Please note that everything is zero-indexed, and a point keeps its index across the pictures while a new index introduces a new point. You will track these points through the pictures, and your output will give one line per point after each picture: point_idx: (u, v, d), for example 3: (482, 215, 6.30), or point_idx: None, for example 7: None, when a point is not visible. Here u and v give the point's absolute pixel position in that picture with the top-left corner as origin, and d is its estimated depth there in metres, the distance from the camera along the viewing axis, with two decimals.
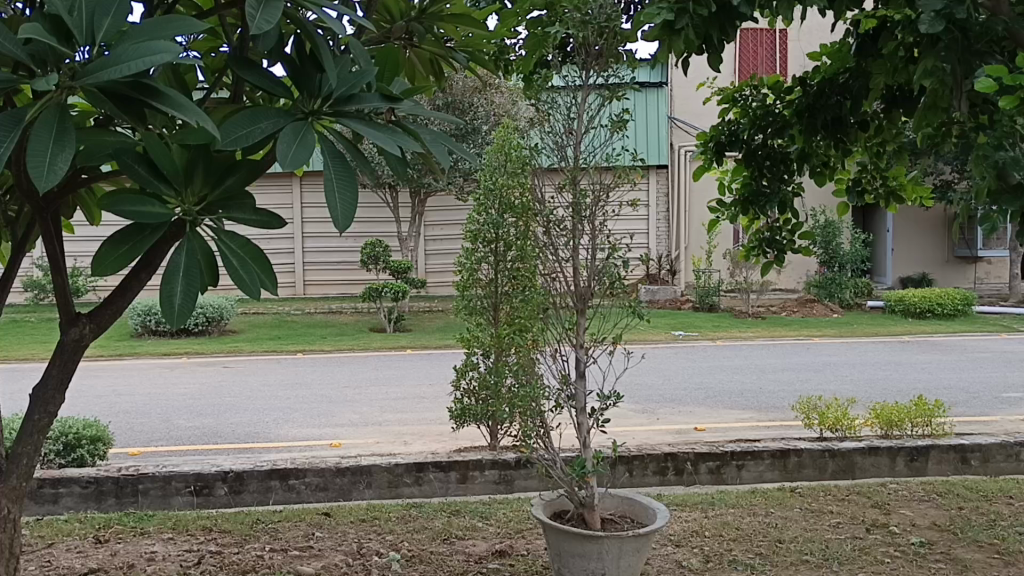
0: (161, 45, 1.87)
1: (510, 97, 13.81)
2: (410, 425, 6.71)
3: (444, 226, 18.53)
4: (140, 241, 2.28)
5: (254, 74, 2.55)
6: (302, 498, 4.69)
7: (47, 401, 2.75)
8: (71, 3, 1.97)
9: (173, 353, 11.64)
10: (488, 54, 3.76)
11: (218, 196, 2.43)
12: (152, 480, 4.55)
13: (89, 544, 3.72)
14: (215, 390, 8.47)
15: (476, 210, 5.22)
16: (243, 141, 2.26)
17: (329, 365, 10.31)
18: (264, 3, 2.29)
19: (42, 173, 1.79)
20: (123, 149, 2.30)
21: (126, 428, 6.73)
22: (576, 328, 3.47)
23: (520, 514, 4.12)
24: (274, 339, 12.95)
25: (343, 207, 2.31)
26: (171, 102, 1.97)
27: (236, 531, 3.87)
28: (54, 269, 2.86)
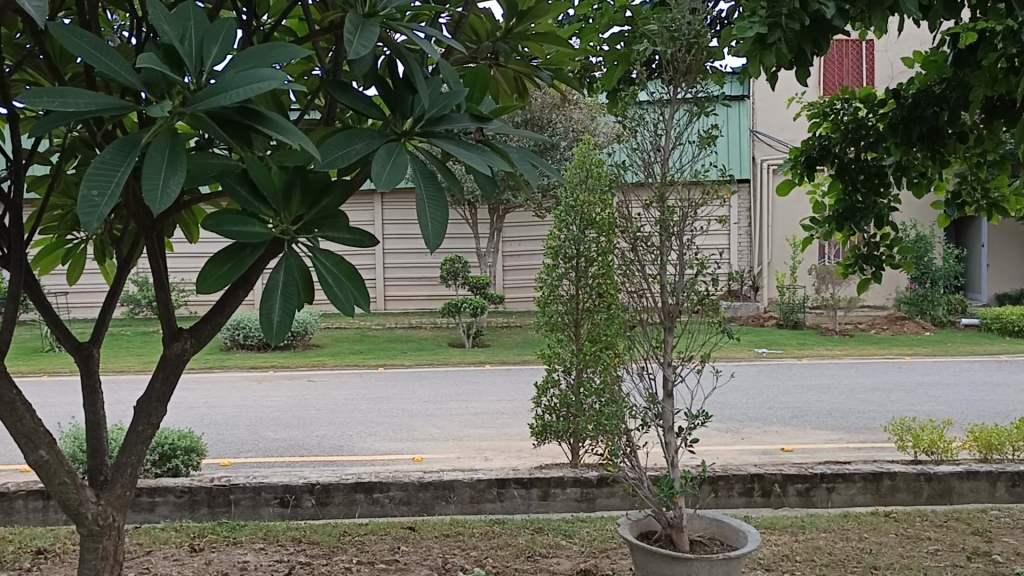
0: (269, 72, 1.94)
1: (589, 113, 13.86)
2: (491, 440, 6.75)
3: (521, 242, 18.62)
4: (243, 258, 2.39)
5: (347, 94, 2.61)
6: (386, 512, 4.75)
7: (152, 412, 2.86)
8: (181, 32, 2.07)
9: (260, 367, 11.96)
10: (572, 73, 3.78)
11: (314, 216, 2.50)
12: (243, 490, 4.67)
13: (184, 552, 3.84)
14: (301, 404, 8.66)
15: (557, 226, 5.24)
16: (339, 163, 2.32)
17: (410, 379, 10.45)
18: (360, 29, 2.36)
19: (156, 196, 1.86)
20: (226, 170, 2.37)
21: (218, 439, 6.93)
22: (664, 345, 3.43)
23: (605, 533, 4.09)
24: (356, 354, 13.20)
25: (434, 225, 2.33)
26: (276, 126, 2.05)
27: (324, 543, 3.94)
28: (159, 285, 2.98)
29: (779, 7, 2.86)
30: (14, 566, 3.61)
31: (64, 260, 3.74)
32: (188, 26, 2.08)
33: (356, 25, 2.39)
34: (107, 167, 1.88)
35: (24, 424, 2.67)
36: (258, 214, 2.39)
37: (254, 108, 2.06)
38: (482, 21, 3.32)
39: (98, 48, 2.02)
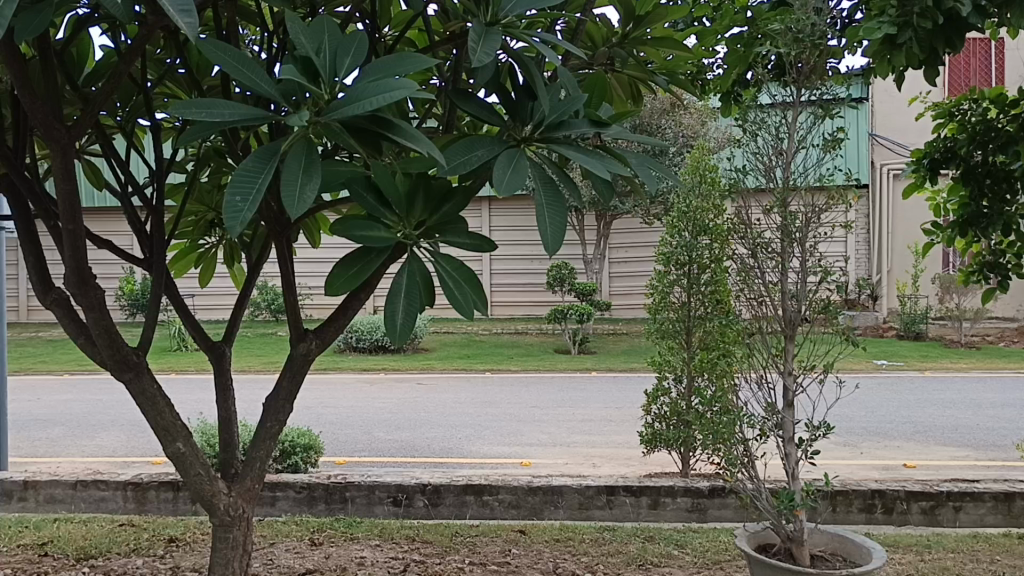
0: (399, 81, 1.99)
1: (699, 117, 13.66)
2: (599, 447, 6.73)
3: (627, 249, 18.50)
4: (369, 261, 2.48)
5: (471, 102, 2.65)
6: (496, 515, 4.80)
7: (279, 410, 2.99)
8: (318, 45, 2.16)
9: (371, 369, 12.29)
10: (688, 77, 3.74)
11: (436, 221, 2.55)
12: (358, 488, 4.80)
13: (305, 545, 3.98)
14: (411, 406, 8.85)
15: (668, 232, 5.25)
16: (461, 168, 2.35)
17: (517, 385, 10.53)
18: (483, 37, 2.41)
19: (293, 201, 1.95)
20: (355, 177, 2.44)
21: (333, 438, 7.16)
22: (784, 354, 3.35)
23: (718, 544, 4.02)
24: (464, 358, 13.38)
25: (552, 229, 2.35)
26: (405, 134, 2.11)
27: (437, 542, 4.01)
28: (286, 287, 3.10)
29: (911, 6, 2.75)
30: (149, 552, 3.82)
31: (195, 263, 3.95)
32: (324, 39, 2.18)
33: (480, 34, 2.44)
34: (248, 174, 1.98)
35: (164, 419, 2.83)
36: (383, 219, 2.47)
37: (383, 117, 2.12)
38: (599, 28, 3.29)
39: (240, 61, 2.12)
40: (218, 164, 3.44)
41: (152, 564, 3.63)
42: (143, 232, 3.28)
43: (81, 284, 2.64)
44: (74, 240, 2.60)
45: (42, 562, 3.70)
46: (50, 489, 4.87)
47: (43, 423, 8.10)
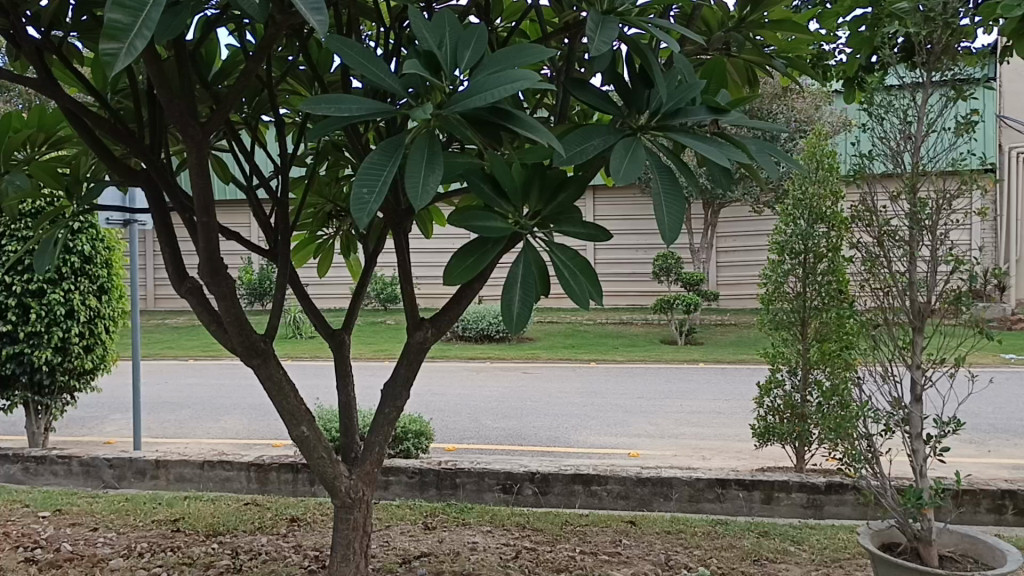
0: (521, 72, 2.01)
1: (813, 102, 13.36)
2: (709, 439, 6.63)
3: (734, 238, 18.13)
4: (486, 251, 2.52)
5: (586, 91, 2.64)
6: (605, 505, 4.79)
7: (397, 396, 3.07)
8: (439, 39, 2.18)
9: (478, 358, 12.45)
10: (807, 61, 3.62)
11: (551, 211, 2.55)
12: (468, 474, 4.87)
13: (419, 529, 4.08)
14: (517, 395, 8.93)
15: (782, 221, 5.15)
16: (578, 158, 2.34)
17: (623, 375, 10.48)
18: (600, 26, 2.39)
19: (417, 193, 1.99)
20: (472, 168, 2.47)
21: (442, 425, 7.30)
22: (912, 347, 3.21)
23: (837, 542, 3.90)
24: (569, 348, 13.39)
25: (670, 220, 2.32)
26: (524, 124, 2.11)
27: (547, 530, 4.04)
28: (402, 276, 3.16)
29: None
30: (273, 530, 3.99)
31: (314, 254, 4.10)
32: (444, 32, 2.20)
33: (597, 23, 2.43)
34: (375, 167, 2.03)
35: (289, 404, 2.94)
36: (500, 210, 2.49)
37: (503, 108, 2.14)
38: (715, 12, 3.23)
39: (363, 55, 2.15)
40: (336, 157, 3.54)
41: (276, 543, 3.78)
42: (268, 224, 3.41)
43: (214, 273, 2.77)
44: (207, 232, 2.73)
45: (176, 537, 3.91)
46: (180, 468, 5.13)
47: (171, 405, 8.56)
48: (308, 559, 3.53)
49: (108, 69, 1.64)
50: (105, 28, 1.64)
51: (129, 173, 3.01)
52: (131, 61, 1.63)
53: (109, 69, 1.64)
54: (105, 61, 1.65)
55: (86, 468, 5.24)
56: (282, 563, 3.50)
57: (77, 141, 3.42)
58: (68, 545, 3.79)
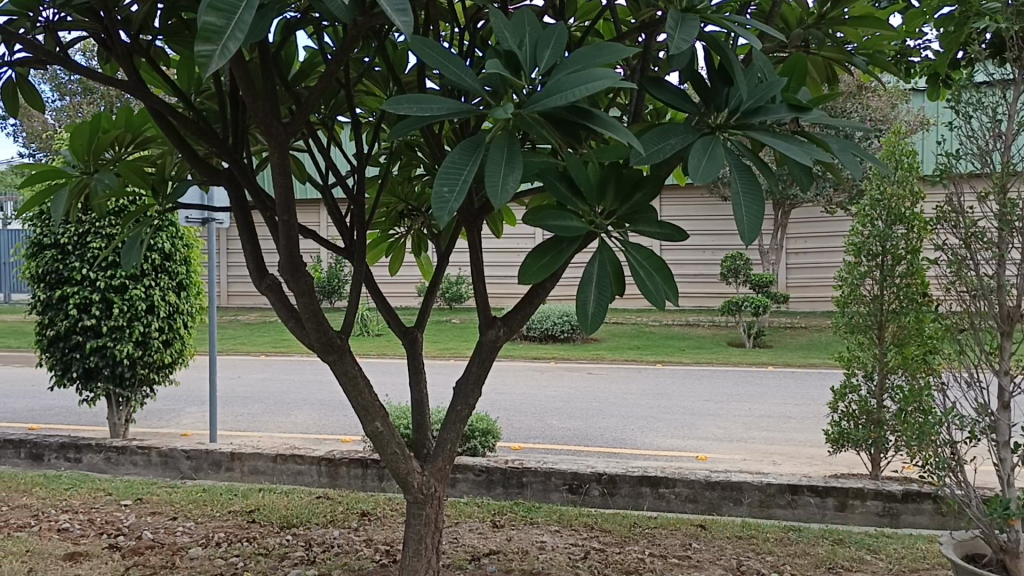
0: (602, 71, 2.00)
1: (889, 100, 13.02)
2: (779, 443, 6.52)
3: (804, 240, 17.79)
4: (560, 250, 2.51)
5: (662, 89, 2.61)
6: (673, 508, 4.75)
7: (469, 393, 3.09)
8: (520, 38, 2.19)
9: (542, 358, 12.46)
10: (889, 58, 3.53)
11: (627, 211, 2.52)
12: (535, 474, 4.88)
13: (487, 527, 4.10)
14: (582, 395, 8.91)
15: (859, 222, 5.07)
16: (656, 157, 2.32)
17: (689, 377, 10.37)
18: (680, 23, 2.37)
19: (497, 192, 2.01)
20: (548, 168, 2.47)
21: (508, 424, 7.33)
22: (999, 352, 3.16)
23: (916, 551, 3.80)
24: (634, 349, 13.31)
25: (749, 219, 2.29)
26: (605, 123, 2.11)
27: (616, 531, 4.03)
28: (475, 275, 3.18)
29: None
30: (344, 524, 4.05)
31: (387, 253, 4.18)
32: (525, 32, 2.21)
33: (676, 20, 2.41)
34: (455, 166, 2.05)
35: (364, 399, 2.99)
36: (576, 210, 2.48)
37: (582, 107, 2.13)
38: (793, 10, 3.19)
39: (444, 55, 2.17)
40: (410, 156, 3.57)
41: (347, 536, 3.84)
42: (343, 223, 3.47)
43: (294, 270, 2.83)
44: (288, 230, 2.79)
45: (251, 527, 4.00)
46: (254, 461, 5.25)
47: (244, 400, 8.77)
48: (379, 553, 3.58)
49: (202, 70, 1.68)
50: (200, 31, 1.68)
51: (212, 172, 3.10)
52: (224, 63, 1.67)
53: (203, 69, 1.68)
54: (199, 63, 1.69)
55: (164, 459, 5.40)
56: (354, 556, 3.55)
57: (161, 141, 3.53)
58: (149, 533, 3.91)
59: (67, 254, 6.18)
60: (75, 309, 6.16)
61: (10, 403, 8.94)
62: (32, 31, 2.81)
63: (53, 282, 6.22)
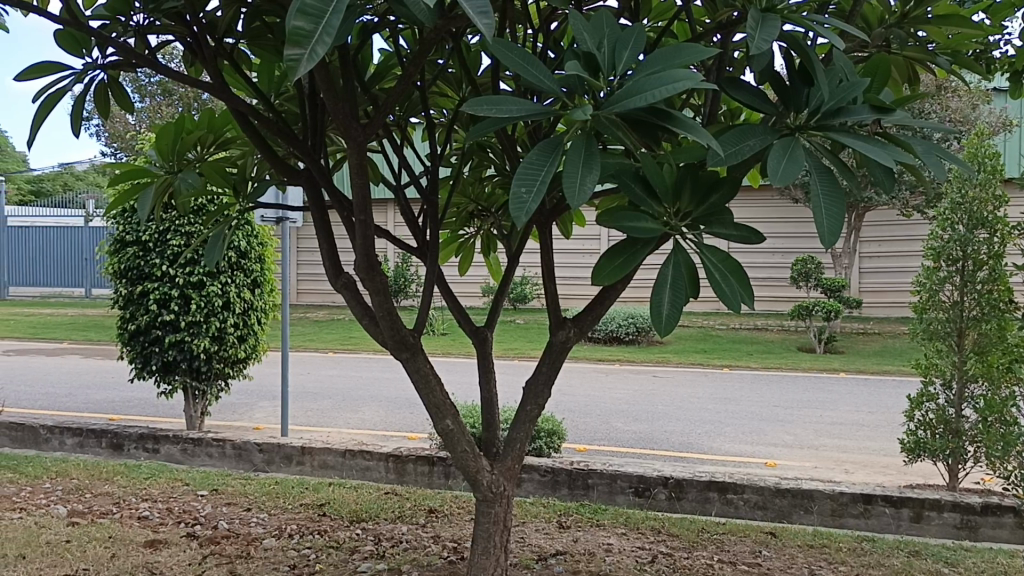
0: (682, 73, 1.99)
1: (970, 101, 12.59)
2: (851, 452, 6.38)
3: (878, 243, 17.36)
4: (634, 252, 2.49)
5: (739, 90, 2.57)
6: (741, 514, 4.69)
7: (539, 393, 3.10)
8: (599, 40, 2.19)
9: (607, 359, 12.41)
10: (972, 57, 3.42)
11: (702, 212, 2.50)
12: (600, 476, 4.88)
13: (554, 527, 4.11)
14: (648, 398, 8.85)
15: (939, 226, 4.96)
16: (734, 158, 2.30)
17: (758, 382, 10.22)
18: (762, 23, 2.34)
19: (575, 192, 2.01)
20: (623, 169, 2.47)
21: (573, 425, 7.33)
22: None
23: (997, 566, 3.68)
24: (701, 353, 13.15)
25: (829, 224, 2.24)
26: (684, 125, 2.10)
27: (683, 536, 3.99)
28: (546, 275, 3.18)
29: None
30: (412, 520, 4.10)
31: (456, 253, 4.18)
32: (604, 34, 2.20)
33: (757, 20, 2.38)
34: (534, 167, 2.06)
35: (435, 397, 3.02)
36: (650, 211, 2.47)
37: (662, 108, 2.13)
38: (874, 8, 3.13)
39: (523, 57, 2.17)
40: (482, 158, 3.59)
41: (416, 532, 3.89)
42: (415, 223, 3.52)
43: (369, 270, 2.89)
44: (364, 230, 2.86)
45: (323, 521, 4.08)
46: (324, 455, 5.35)
47: (314, 395, 8.94)
48: (447, 550, 3.62)
49: (291, 73, 1.72)
50: (290, 35, 1.73)
51: (292, 173, 3.17)
52: (313, 66, 1.71)
53: (292, 73, 1.72)
54: (288, 66, 1.73)
55: (238, 451, 5.55)
56: (422, 552, 3.60)
57: (243, 142, 3.63)
58: (225, 523, 4.02)
59: (148, 251, 6.38)
60: (155, 304, 6.35)
61: (91, 394, 9.26)
62: (124, 34, 2.92)
63: (134, 278, 6.43)
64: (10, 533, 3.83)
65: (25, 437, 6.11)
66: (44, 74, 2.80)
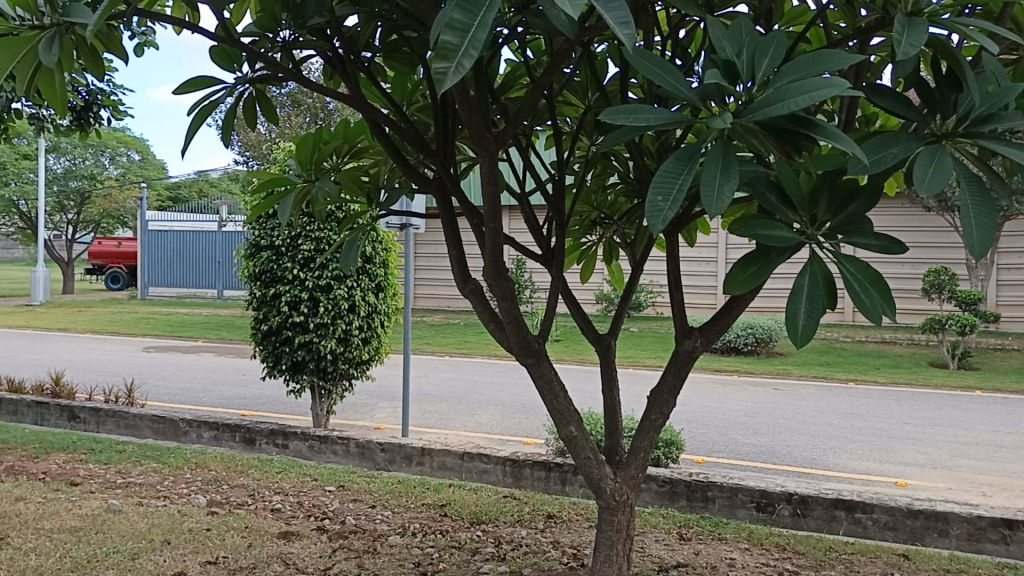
0: (827, 80, 1.94)
1: None
2: (989, 474, 6.05)
3: (1016, 254, 16.38)
4: (768, 262, 2.45)
5: (881, 96, 2.46)
6: (870, 535, 4.52)
7: (663, 403, 3.08)
8: (739, 47, 2.17)
9: (725, 370, 12.18)
10: None
11: (840, 222, 2.42)
12: (721, 489, 4.81)
13: (674, 538, 4.08)
14: (768, 411, 8.64)
15: None
16: (877, 166, 2.24)
17: (885, 398, 9.81)
18: (909, 28, 2.27)
19: (713, 200, 2.00)
20: (757, 177, 2.42)
21: (692, 436, 7.23)
22: None
23: None
24: (824, 366, 12.73)
25: (978, 234, 2.14)
26: (828, 132, 2.04)
27: (810, 554, 3.88)
28: (672, 284, 3.16)
29: None
30: (532, 524, 4.14)
31: (578, 260, 4.21)
32: (744, 40, 2.17)
33: (904, 25, 2.31)
34: (670, 175, 2.06)
35: (559, 403, 3.04)
36: (785, 219, 2.41)
37: (803, 116, 2.09)
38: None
39: (663, 67, 2.17)
40: (606, 166, 3.59)
41: (535, 537, 3.93)
42: (540, 230, 3.56)
43: (498, 275, 2.93)
44: (494, 237, 2.92)
45: (444, 521, 4.17)
46: (443, 457, 5.46)
47: (431, 398, 9.15)
48: (567, 556, 3.64)
49: (439, 86, 1.78)
50: (439, 48, 1.78)
51: (424, 181, 3.26)
52: (460, 79, 1.75)
53: (439, 86, 1.77)
54: (435, 79, 1.79)
55: (361, 450, 5.73)
56: (542, 557, 3.63)
57: (375, 151, 3.75)
58: (352, 519, 4.16)
59: (280, 255, 6.68)
60: (286, 306, 6.64)
61: (224, 390, 9.75)
62: (272, 50, 3.05)
63: (268, 280, 6.73)
64: (156, 519, 4.09)
65: (167, 429, 6.50)
66: (199, 89, 2.98)
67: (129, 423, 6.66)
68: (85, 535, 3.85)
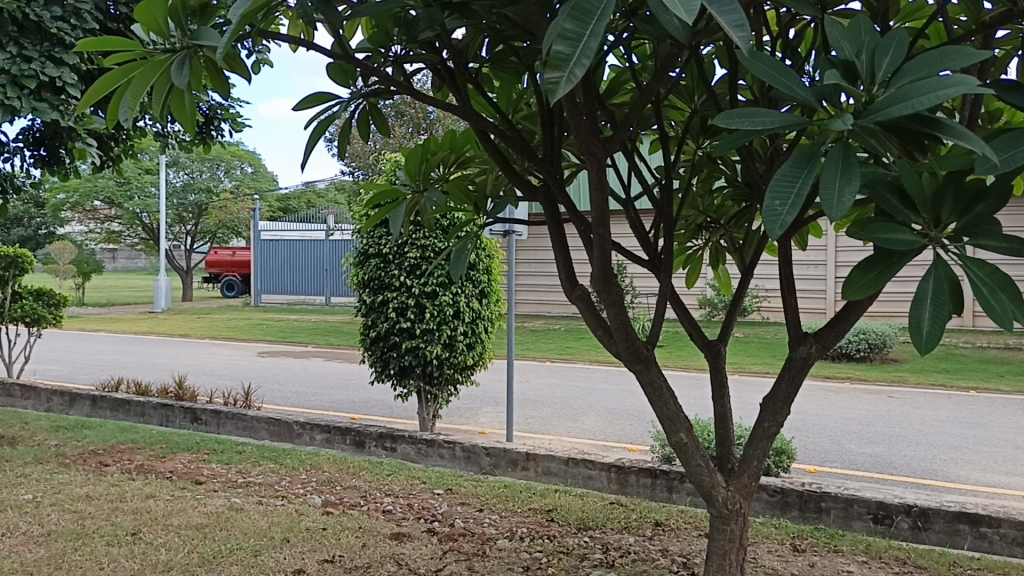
0: (953, 78, 1.87)
1: None
2: None
3: None
4: (889, 266, 2.37)
5: (1010, 91, 2.35)
6: (998, 550, 4.30)
7: (776, 410, 3.01)
8: (858, 48, 2.11)
9: (836, 377, 11.80)
10: None
11: (966, 223, 2.32)
12: (835, 499, 4.67)
13: (787, 550, 3.99)
14: (883, 419, 8.32)
15: None
16: (1008, 165, 2.13)
17: (1012, 406, 9.29)
18: None
19: (832, 204, 1.95)
20: (877, 178, 2.34)
21: (802, 445, 7.04)
22: None
23: None
24: (942, 372, 12.17)
25: None
26: (953, 131, 1.96)
27: (934, 570, 3.72)
28: (785, 289, 3.09)
29: None
30: (640, 531, 4.12)
31: (684, 264, 4.18)
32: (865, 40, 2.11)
33: None
34: (788, 179, 2.02)
35: (669, 410, 3.01)
36: (908, 221, 2.33)
37: (928, 116, 2.01)
38: None
39: (778, 70, 2.13)
40: (713, 169, 3.54)
41: (644, 544, 3.91)
42: (646, 235, 3.53)
43: (605, 281, 2.93)
44: (601, 244, 2.92)
45: (551, 526, 4.19)
46: (548, 462, 5.49)
47: (534, 403, 9.19)
48: (676, 564, 3.61)
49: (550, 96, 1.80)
50: (551, 58, 1.79)
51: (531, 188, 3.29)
52: (572, 88, 1.77)
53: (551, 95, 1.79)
54: (547, 89, 1.80)
55: (467, 454, 5.82)
56: (651, 565, 3.61)
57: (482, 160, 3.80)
58: (460, 521, 4.24)
59: (388, 262, 6.86)
60: (393, 312, 6.81)
61: (335, 395, 10.05)
62: (384, 65, 3.14)
63: (376, 287, 6.92)
64: (276, 518, 4.25)
65: (282, 431, 6.76)
66: (315, 105, 3.09)
67: (247, 425, 6.96)
68: (210, 531, 4.05)
